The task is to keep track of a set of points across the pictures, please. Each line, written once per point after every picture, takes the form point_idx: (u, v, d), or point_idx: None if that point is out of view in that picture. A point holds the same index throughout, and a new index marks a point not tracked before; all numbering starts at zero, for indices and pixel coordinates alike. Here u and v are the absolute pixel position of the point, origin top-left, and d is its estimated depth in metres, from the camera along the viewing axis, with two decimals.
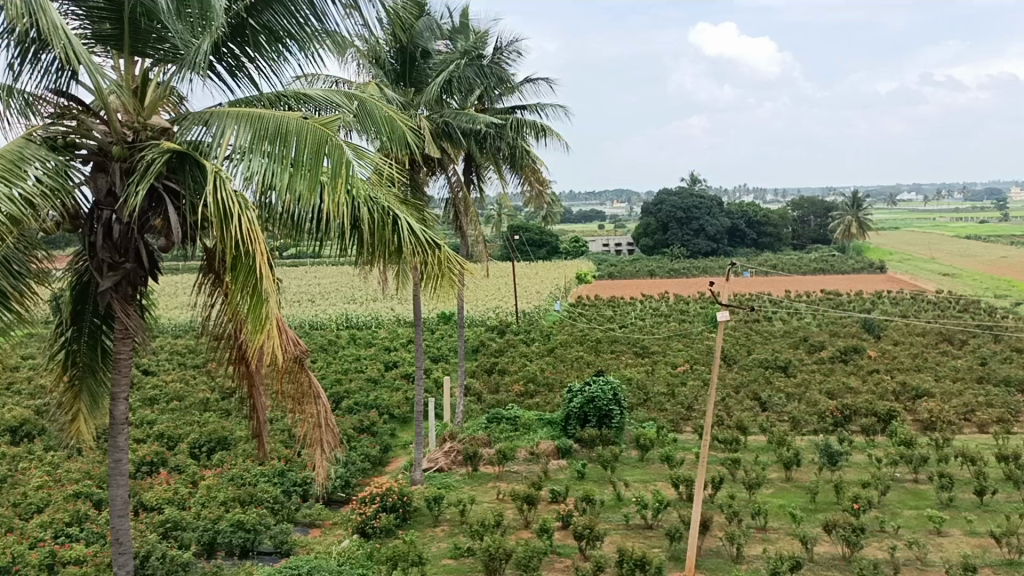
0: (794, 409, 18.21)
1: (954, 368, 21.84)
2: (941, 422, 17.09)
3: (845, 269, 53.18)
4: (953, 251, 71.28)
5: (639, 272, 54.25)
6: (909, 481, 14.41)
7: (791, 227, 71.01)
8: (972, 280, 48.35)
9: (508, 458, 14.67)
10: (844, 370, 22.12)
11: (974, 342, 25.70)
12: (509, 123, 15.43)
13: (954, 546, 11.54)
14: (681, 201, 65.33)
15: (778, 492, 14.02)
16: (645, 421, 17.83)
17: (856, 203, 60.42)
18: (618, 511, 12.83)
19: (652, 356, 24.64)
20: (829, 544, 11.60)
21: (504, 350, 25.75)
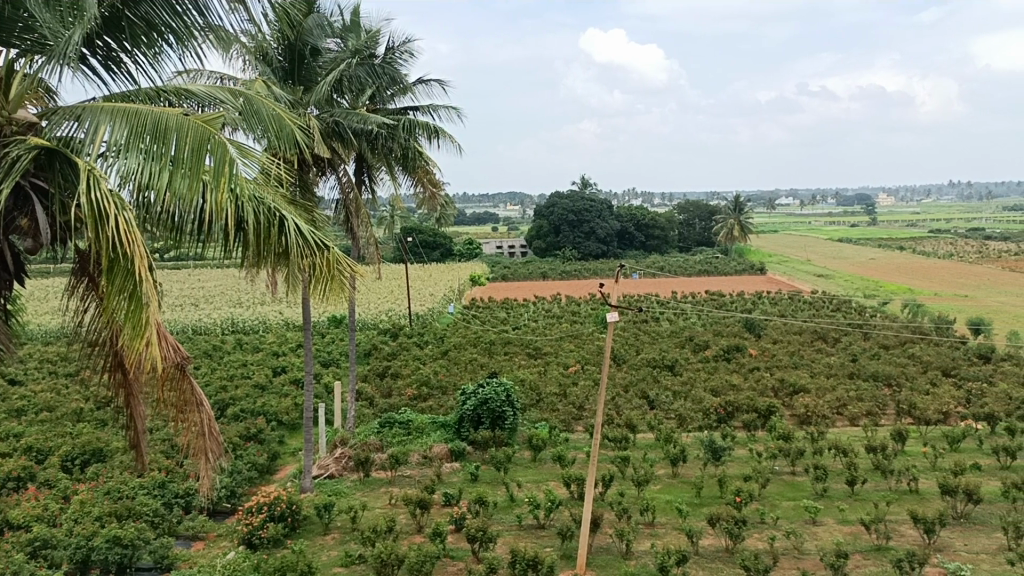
0: (680, 406, 18.78)
1: (828, 365, 22.99)
2: (816, 416, 17.96)
3: (728, 271, 55.12)
4: (827, 253, 75.17)
5: (532, 274, 54.73)
6: (787, 474, 15.07)
7: (677, 230, 73.17)
8: (844, 281, 50.98)
9: (401, 462, 14.54)
10: (727, 368, 22.94)
11: (846, 339, 27.13)
12: (401, 123, 15.24)
13: (827, 534, 12.15)
14: (572, 204, 66.33)
15: (665, 487, 14.42)
16: (537, 421, 18.02)
17: (738, 207, 62.73)
18: (511, 513, 12.91)
19: (544, 357, 24.92)
20: (713, 537, 12.01)
21: (397, 353, 25.54)
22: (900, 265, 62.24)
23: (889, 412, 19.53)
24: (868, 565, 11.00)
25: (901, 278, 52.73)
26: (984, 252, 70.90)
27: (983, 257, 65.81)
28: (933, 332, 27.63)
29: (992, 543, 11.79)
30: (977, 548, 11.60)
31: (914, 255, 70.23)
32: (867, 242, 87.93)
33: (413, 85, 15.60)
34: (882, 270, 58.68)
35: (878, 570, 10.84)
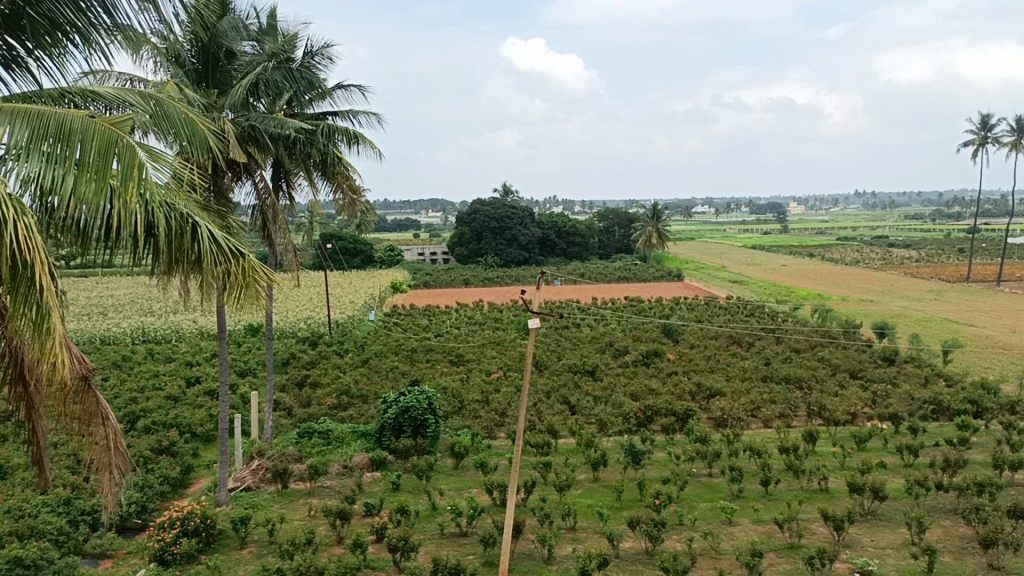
0: (601, 411, 19.01)
1: (742, 369, 23.62)
2: (732, 418, 18.42)
3: (646, 278, 56.10)
4: (741, 260, 77.21)
5: (454, 280, 54.63)
6: (704, 476, 15.41)
7: (597, 237, 74.14)
8: (757, 287, 52.46)
9: (320, 473, 14.29)
10: (646, 373, 23.33)
11: (760, 344, 27.90)
12: (320, 129, 15.03)
13: (743, 534, 12.45)
14: (494, 211, 66.46)
15: (586, 492, 14.55)
16: (460, 428, 17.97)
17: (656, 215, 63.91)
18: (432, 521, 12.83)
19: (466, 364, 24.87)
20: (633, 540, 12.18)
21: (317, 362, 25.11)
22: (810, 272, 64.42)
23: (800, 413, 20.17)
24: (782, 563, 11.33)
25: (812, 284, 54.63)
26: (887, 259, 74.04)
27: (886, 264, 68.71)
28: (841, 336, 28.69)
29: (896, 538, 12.29)
30: (883, 544, 12.07)
31: (823, 262, 72.82)
32: (779, 249, 90.85)
33: (332, 91, 15.41)
34: (792, 276, 60.63)
35: (790, 568, 11.17)
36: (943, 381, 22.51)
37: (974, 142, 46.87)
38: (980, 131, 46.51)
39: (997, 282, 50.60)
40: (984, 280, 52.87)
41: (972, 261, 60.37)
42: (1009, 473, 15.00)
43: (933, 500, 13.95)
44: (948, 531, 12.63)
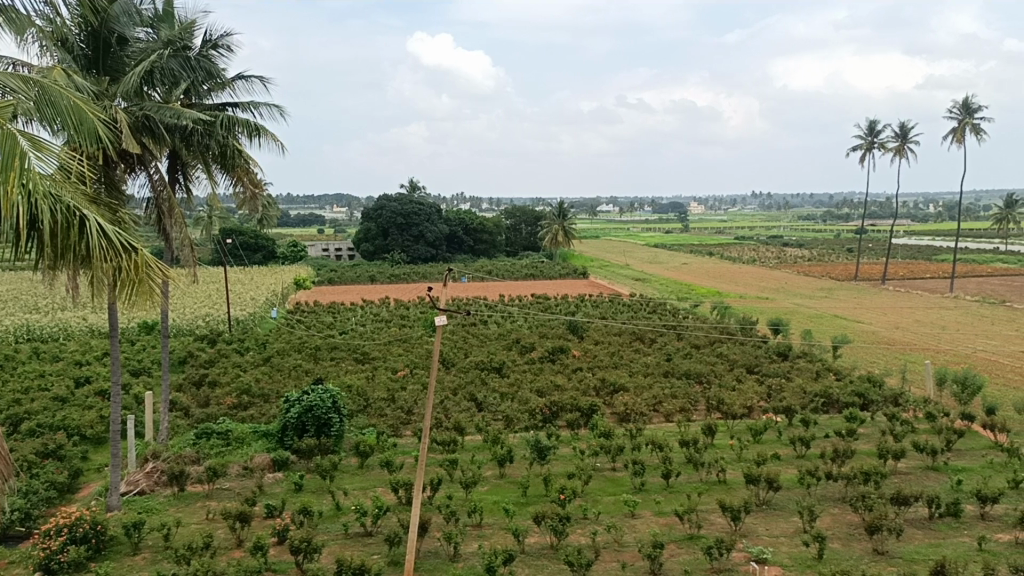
0: (507, 408, 19.10)
1: (645, 364, 24.17)
2: (634, 413, 18.79)
3: (553, 275, 56.65)
4: (644, 258, 78.89)
5: (360, 277, 53.91)
6: (608, 470, 15.67)
7: (504, 234, 74.37)
8: (660, 285, 53.67)
9: (219, 475, 13.88)
10: (552, 369, 23.55)
11: (662, 340, 28.54)
12: (219, 120, 14.58)
13: (645, 526, 12.73)
14: (400, 207, 65.85)
15: (492, 488, 14.61)
16: (365, 427, 17.74)
17: (562, 213, 64.59)
18: (336, 522, 12.64)
19: (372, 362, 24.59)
20: (538, 535, 12.28)
21: (215, 361, 24.35)
22: (709, 270, 66.28)
23: (700, 407, 20.76)
24: (682, 554, 11.64)
25: (711, 282, 56.27)
26: (781, 258, 76.79)
27: (781, 263, 71.38)
28: (738, 332, 29.66)
29: (789, 527, 12.79)
30: (777, 532, 12.54)
31: (722, 261, 75.11)
32: (679, 248, 93.17)
33: (232, 81, 14.99)
34: (692, 274, 62.28)
35: (690, 558, 11.48)
36: (832, 376, 23.56)
37: (861, 148, 49.12)
38: (867, 137, 48.77)
39: (881, 281, 53.23)
40: (870, 279, 55.49)
41: (859, 261, 63.32)
42: (892, 462, 15.82)
43: (823, 489, 14.58)
44: (837, 518, 13.23)
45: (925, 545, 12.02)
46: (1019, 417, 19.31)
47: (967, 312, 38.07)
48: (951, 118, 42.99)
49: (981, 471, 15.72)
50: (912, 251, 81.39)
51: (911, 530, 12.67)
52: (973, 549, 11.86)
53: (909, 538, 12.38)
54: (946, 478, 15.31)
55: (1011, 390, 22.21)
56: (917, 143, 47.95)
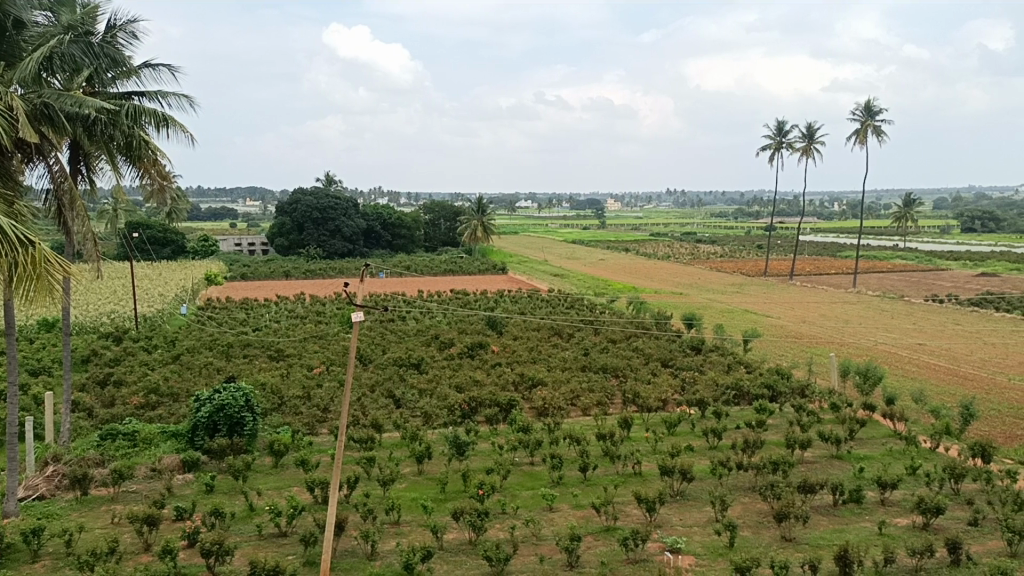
0: (425, 404, 19.03)
1: (563, 359, 24.39)
2: (553, 408, 18.97)
3: (472, 270, 56.62)
4: (562, 254, 79.60)
5: (274, 272, 52.77)
6: (526, 464, 15.77)
7: (422, 230, 73.93)
8: (578, 280, 54.26)
9: (125, 477, 13.39)
10: (471, 365, 23.55)
11: (579, 334, 28.88)
12: (124, 109, 14.03)
13: (562, 519, 12.86)
14: (316, 201, 64.74)
15: (411, 485, 14.51)
16: (279, 426, 17.36)
17: (481, 208, 64.73)
18: (250, 522, 12.36)
19: (286, 359, 24.13)
20: (457, 531, 12.26)
21: (121, 360, 23.49)
22: (625, 266, 67.35)
23: (617, 400, 21.10)
24: (599, 545, 11.80)
25: (626, 277, 57.19)
26: (694, 254, 78.51)
27: (695, 259, 73.15)
28: (653, 327, 30.21)
29: (702, 516, 13.11)
30: (690, 522, 12.84)
31: (638, 257, 76.45)
32: (597, 244, 94.28)
33: (137, 69, 14.45)
34: (609, 270, 63.16)
35: (606, 549, 11.66)
36: (742, 368, 24.25)
37: (771, 147, 50.63)
38: (776, 137, 50.32)
39: (789, 276, 55.03)
40: (778, 275, 57.33)
41: (768, 256, 65.39)
42: (799, 451, 16.39)
43: (734, 479, 15.00)
44: (747, 507, 13.62)
45: (830, 531, 12.51)
46: (916, 407, 20.26)
47: (868, 306, 39.72)
48: (854, 120, 44.76)
49: (881, 458, 16.45)
50: (818, 248, 84.46)
51: (816, 517, 13.16)
52: (874, 533, 12.39)
53: (815, 524, 12.85)
54: (849, 466, 15.96)
55: (909, 380, 23.30)
56: (822, 143, 49.68)
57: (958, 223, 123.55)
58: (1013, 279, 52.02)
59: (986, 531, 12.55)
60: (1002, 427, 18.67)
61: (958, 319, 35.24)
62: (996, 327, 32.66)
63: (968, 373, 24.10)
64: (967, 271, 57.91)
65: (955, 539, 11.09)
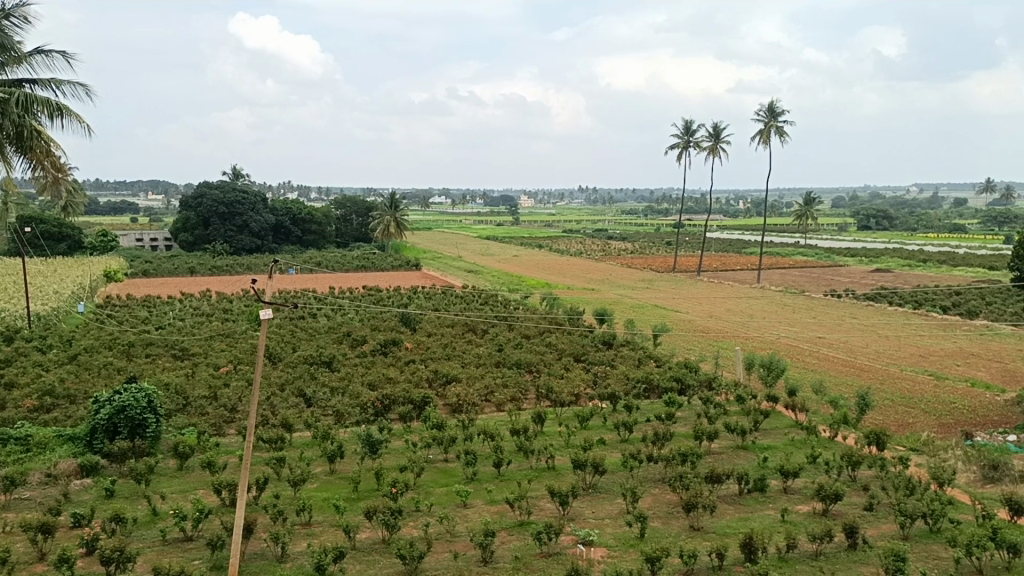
0: (337, 403, 18.79)
1: (477, 355, 24.40)
2: (466, 404, 18.98)
3: (385, 266, 56.01)
4: (476, 250, 79.64)
5: (178, 268, 51.06)
6: (440, 461, 15.73)
7: (333, 225, 72.73)
8: (492, 276, 54.33)
9: (17, 483, 12.76)
10: (384, 363, 23.33)
11: (493, 330, 28.95)
12: (14, 97, 13.37)
13: (476, 515, 12.87)
14: (223, 195, 62.96)
15: (322, 485, 14.27)
16: (184, 427, 16.82)
17: (394, 204, 64.10)
18: (153, 528, 11.94)
19: (191, 358, 23.40)
20: (370, 530, 12.14)
21: (12, 360, 22.34)
22: (538, 262, 67.82)
23: (530, 396, 21.26)
24: (512, 540, 11.86)
25: (539, 273, 57.66)
26: (605, 250, 79.73)
27: (606, 255, 74.25)
28: (566, 322, 30.51)
29: (614, 508, 13.33)
30: (602, 514, 13.03)
31: (552, 253, 77.07)
32: (510, 240, 94.63)
33: (29, 55, 13.76)
34: (522, 266, 63.49)
35: (520, 544, 11.73)
36: (653, 362, 24.74)
37: (678, 146, 51.78)
38: (683, 136, 51.52)
39: (697, 272, 56.42)
40: (687, 270, 58.73)
41: (677, 253, 66.83)
42: (707, 442, 16.84)
43: (645, 471, 15.30)
44: (657, 498, 13.92)
45: (736, 519, 12.89)
46: (816, 397, 21.07)
47: (771, 301, 41.10)
48: (758, 120, 46.13)
49: (784, 448, 17.05)
50: (724, 244, 86.91)
51: (723, 506, 13.54)
52: (778, 521, 12.84)
53: (722, 513, 13.23)
54: (754, 456, 16.49)
55: (809, 372, 24.22)
56: (729, 142, 51.04)
57: (854, 221, 129.04)
58: (904, 275, 54.70)
59: (880, 515, 13.16)
60: (895, 416, 19.58)
61: (854, 313, 36.82)
62: (890, 321, 34.22)
63: (864, 365, 25.20)
64: (863, 267, 60.54)
65: (852, 524, 11.58)
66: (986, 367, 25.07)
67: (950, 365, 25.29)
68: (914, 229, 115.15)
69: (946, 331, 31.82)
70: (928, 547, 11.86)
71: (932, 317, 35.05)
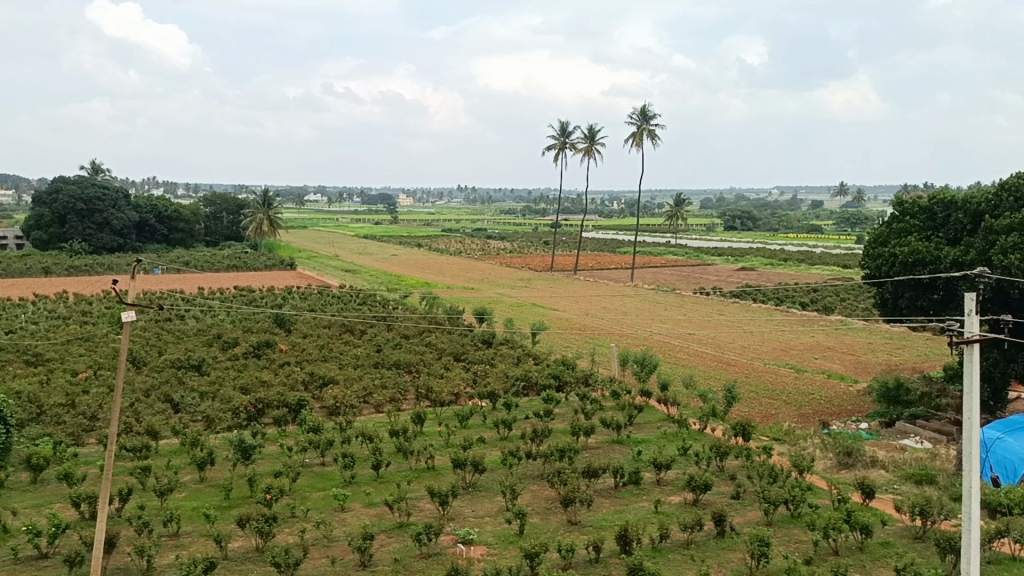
0: (207, 408, 18.08)
1: (355, 356, 24.00)
2: (344, 406, 18.69)
3: (257, 266, 54.31)
4: (354, 249, 78.49)
5: (31, 268, 47.90)
6: (317, 465, 15.41)
7: (202, 223, 70.04)
8: (369, 276, 53.68)
9: None
10: (257, 365, 22.62)
11: (371, 331, 28.57)
12: None
13: (354, 519, 12.68)
14: (80, 190, 59.43)
15: (191, 494, 13.72)
16: (39, 437, 15.77)
17: (266, 201, 62.38)
18: (4, 546, 11.16)
19: (46, 364, 21.98)
20: (243, 538, 11.76)
21: None
22: (416, 261, 67.32)
23: (410, 396, 21.11)
24: (392, 542, 11.74)
25: (418, 272, 57.36)
26: (484, 250, 80.06)
27: (485, 254, 74.67)
28: (445, 322, 30.46)
29: (493, 506, 13.40)
30: (482, 513, 13.08)
31: (430, 252, 76.78)
32: (388, 239, 93.69)
33: None
34: (399, 265, 62.99)
35: (399, 546, 11.63)
36: (531, 360, 25.05)
37: (555, 147, 52.60)
38: (559, 137, 52.37)
39: (574, 271, 57.51)
40: (564, 269, 59.80)
41: (554, 253, 67.96)
42: (584, 438, 17.17)
43: (524, 468, 15.46)
44: (536, 494, 14.09)
45: (612, 512, 13.21)
46: (687, 391, 21.84)
47: (644, 299, 42.36)
48: (631, 123, 47.47)
49: (656, 441, 17.59)
50: (599, 244, 89.10)
51: (599, 500, 13.85)
52: (651, 512, 13.23)
53: (599, 506, 13.53)
54: (629, 450, 16.94)
55: (680, 367, 25.09)
56: (602, 143, 52.22)
57: (721, 221, 134.66)
58: (767, 273, 57.52)
59: (745, 503, 13.78)
60: (760, 407, 20.55)
61: (721, 310, 38.40)
62: (754, 317, 35.90)
63: (731, 360, 26.29)
64: (729, 266, 63.27)
65: (721, 513, 12.07)
66: (840, 360, 26.66)
67: (808, 358, 26.74)
68: (775, 229, 121.32)
69: (805, 326, 33.63)
70: (790, 531, 12.52)
71: (793, 314, 36.97)
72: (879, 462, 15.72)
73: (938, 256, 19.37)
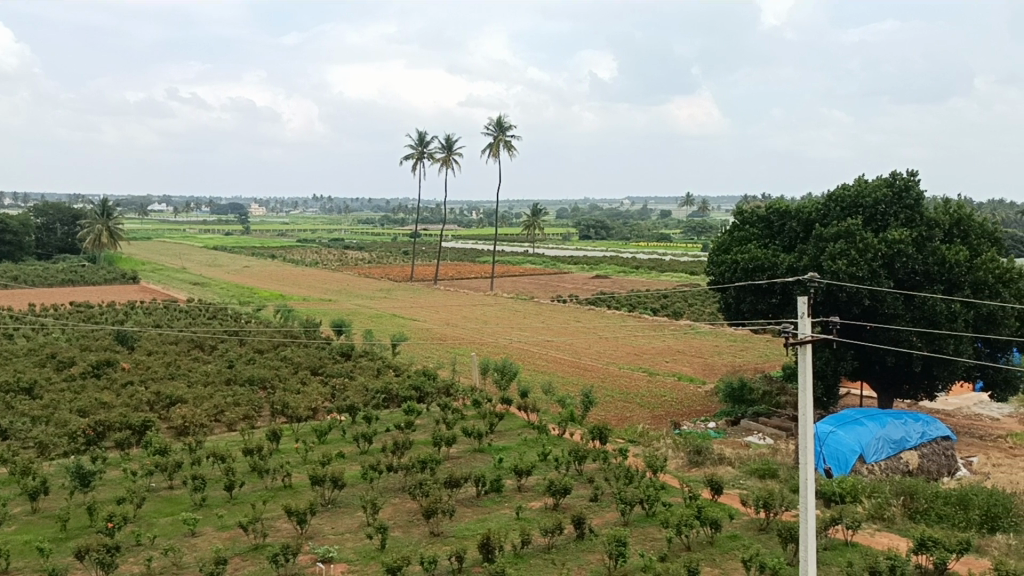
0: (39, 433, 16.78)
1: (205, 373, 22.96)
2: (193, 426, 17.82)
3: (96, 280, 51.05)
4: (203, 260, 75.21)
5: None
6: (164, 489, 14.63)
7: (32, 235, 65.13)
8: (221, 289, 51.60)
9: None
10: (96, 386, 21.21)
11: (222, 346, 27.43)
12: None
13: (206, 543, 12.11)
14: None
15: (22, 527, 12.69)
16: None
17: (106, 212, 58.80)
18: None
19: None
20: (82, 572, 10.99)
21: None
22: (269, 273, 65.38)
23: (264, 413, 20.39)
24: (246, 566, 11.30)
25: (273, 284, 55.60)
26: (341, 260, 78.69)
27: (343, 264, 73.40)
28: (301, 334, 29.65)
29: (353, 522, 13.15)
30: (342, 529, 12.80)
31: (285, 263, 74.63)
32: (241, 250, 90.46)
33: None
34: (253, 277, 60.89)
35: (255, 569, 11.20)
36: (391, 371, 24.77)
37: (413, 157, 52.41)
38: (417, 147, 52.23)
39: (433, 281, 57.39)
40: (423, 279, 59.64)
41: (413, 262, 67.60)
42: (445, 448, 17.13)
43: (384, 481, 15.25)
44: (397, 507, 13.93)
45: (473, 521, 13.23)
46: (545, 397, 22.22)
47: (503, 307, 42.79)
48: (489, 133, 47.98)
49: (517, 448, 17.79)
50: (458, 253, 89.68)
51: (461, 509, 13.85)
52: (512, 519, 13.33)
53: (461, 516, 13.53)
54: (489, 458, 17.04)
55: (540, 374, 25.50)
56: (460, 153, 52.50)
57: (577, 230, 138.20)
58: (620, 280, 59.48)
59: (603, 505, 14.15)
60: (616, 411, 21.16)
61: (578, 317, 39.36)
62: (609, 323, 37.00)
63: (587, 365, 26.96)
64: (584, 274, 64.96)
65: (580, 515, 12.32)
66: (690, 363, 27.88)
67: (660, 362, 27.80)
68: (627, 238, 125.80)
69: (657, 331, 34.95)
70: (645, 530, 12.93)
71: (645, 319, 38.37)
72: (725, 459, 16.52)
73: (775, 262, 20.66)
